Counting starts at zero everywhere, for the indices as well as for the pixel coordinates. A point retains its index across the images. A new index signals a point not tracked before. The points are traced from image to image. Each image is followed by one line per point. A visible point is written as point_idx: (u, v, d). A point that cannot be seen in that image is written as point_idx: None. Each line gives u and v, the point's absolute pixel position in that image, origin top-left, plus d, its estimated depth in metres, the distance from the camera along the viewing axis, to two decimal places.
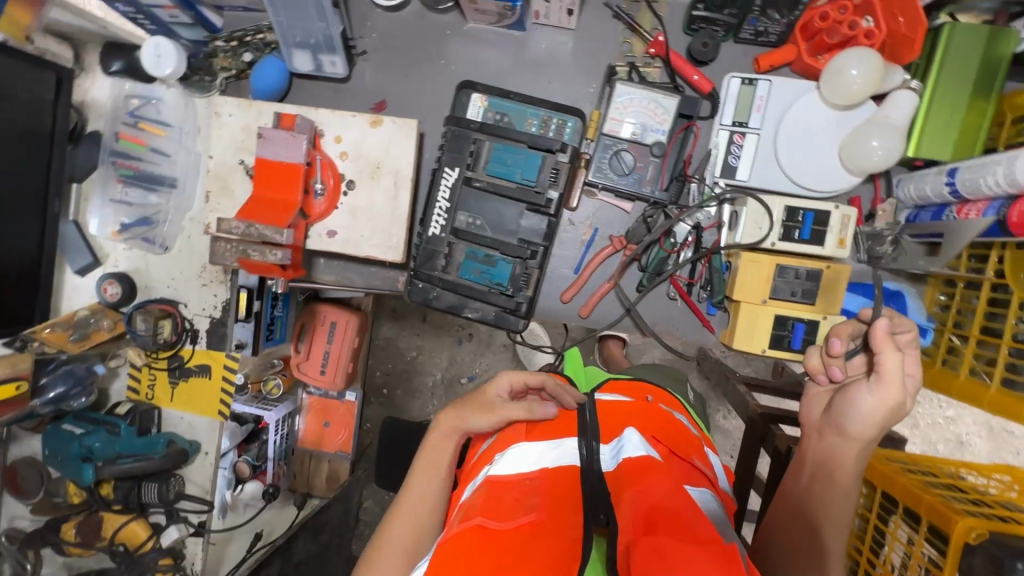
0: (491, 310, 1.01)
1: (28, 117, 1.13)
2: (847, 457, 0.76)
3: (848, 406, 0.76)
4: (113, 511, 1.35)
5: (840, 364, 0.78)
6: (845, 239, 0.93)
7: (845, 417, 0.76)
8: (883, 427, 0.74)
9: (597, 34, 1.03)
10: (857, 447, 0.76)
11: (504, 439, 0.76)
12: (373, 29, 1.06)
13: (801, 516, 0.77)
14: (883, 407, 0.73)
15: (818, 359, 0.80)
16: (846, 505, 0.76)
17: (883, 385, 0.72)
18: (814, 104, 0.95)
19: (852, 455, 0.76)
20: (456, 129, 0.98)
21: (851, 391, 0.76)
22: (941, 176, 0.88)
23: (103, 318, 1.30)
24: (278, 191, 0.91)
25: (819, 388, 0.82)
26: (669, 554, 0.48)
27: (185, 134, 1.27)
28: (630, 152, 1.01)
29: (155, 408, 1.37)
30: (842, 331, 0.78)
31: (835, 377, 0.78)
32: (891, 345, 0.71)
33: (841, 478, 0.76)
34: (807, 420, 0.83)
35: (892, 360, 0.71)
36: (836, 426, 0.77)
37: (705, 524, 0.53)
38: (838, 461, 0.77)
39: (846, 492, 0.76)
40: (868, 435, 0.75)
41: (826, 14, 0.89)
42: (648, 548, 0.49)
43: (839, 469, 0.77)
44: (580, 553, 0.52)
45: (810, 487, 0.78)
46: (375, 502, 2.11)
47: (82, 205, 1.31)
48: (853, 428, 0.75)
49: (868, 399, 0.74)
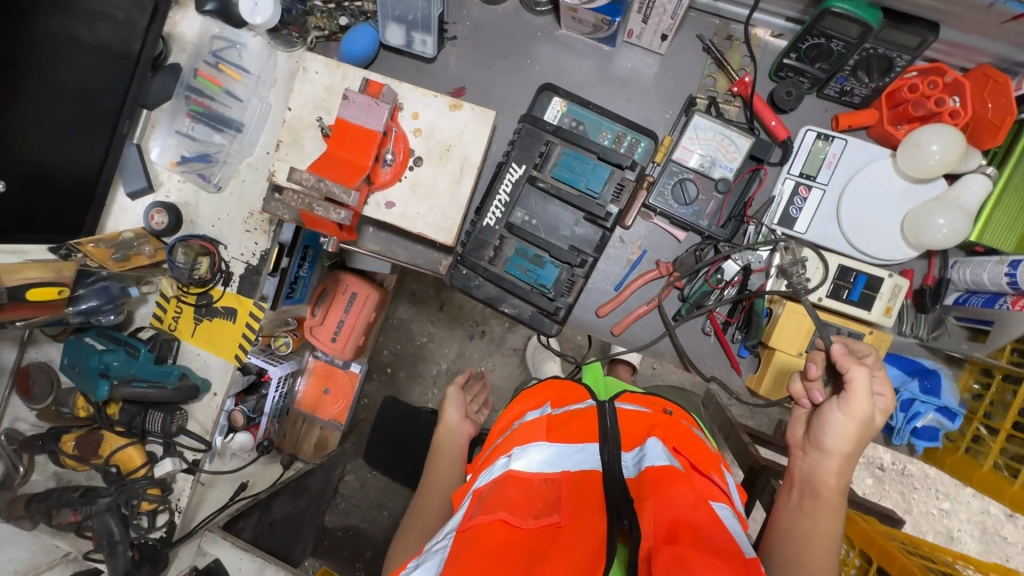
0: (528, 309, 1.04)
1: (120, 38, 1.18)
2: (828, 472, 0.80)
3: (823, 425, 0.79)
4: (115, 432, 1.37)
5: (820, 387, 0.82)
6: (892, 308, 0.98)
7: (821, 434, 0.79)
8: (857, 441, 0.77)
9: (683, 63, 1.06)
10: (838, 460, 0.79)
11: (522, 434, 0.72)
12: (467, 17, 1.09)
13: (793, 534, 0.80)
14: (854, 422, 0.76)
15: (799, 385, 0.83)
16: (830, 521, 0.79)
17: (850, 402, 0.76)
18: (886, 171, 0.97)
19: (834, 471, 0.79)
20: (530, 128, 1.00)
21: (823, 411, 0.79)
22: (1002, 265, 0.89)
23: (146, 244, 1.31)
24: (350, 153, 0.93)
25: (801, 410, 0.86)
26: (692, 560, 0.49)
27: (261, 83, 1.30)
28: (694, 183, 1.02)
29: (175, 340, 1.37)
30: (815, 356, 0.82)
31: (815, 400, 0.82)
32: (854, 362, 0.75)
33: (827, 494, 0.80)
34: (791, 440, 0.86)
35: (858, 377, 0.75)
36: (815, 444, 0.80)
37: (726, 540, 0.53)
38: (822, 477, 0.80)
39: (831, 505, 0.80)
40: (845, 448, 0.78)
41: (915, 86, 0.92)
42: (670, 556, 0.49)
43: (824, 484, 0.80)
44: (604, 556, 0.52)
45: (800, 505, 0.82)
46: (356, 478, 2.10)
47: (147, 130, 1.33)
48: (830, 444, 0.79)
49: (839, 417, 0.78)
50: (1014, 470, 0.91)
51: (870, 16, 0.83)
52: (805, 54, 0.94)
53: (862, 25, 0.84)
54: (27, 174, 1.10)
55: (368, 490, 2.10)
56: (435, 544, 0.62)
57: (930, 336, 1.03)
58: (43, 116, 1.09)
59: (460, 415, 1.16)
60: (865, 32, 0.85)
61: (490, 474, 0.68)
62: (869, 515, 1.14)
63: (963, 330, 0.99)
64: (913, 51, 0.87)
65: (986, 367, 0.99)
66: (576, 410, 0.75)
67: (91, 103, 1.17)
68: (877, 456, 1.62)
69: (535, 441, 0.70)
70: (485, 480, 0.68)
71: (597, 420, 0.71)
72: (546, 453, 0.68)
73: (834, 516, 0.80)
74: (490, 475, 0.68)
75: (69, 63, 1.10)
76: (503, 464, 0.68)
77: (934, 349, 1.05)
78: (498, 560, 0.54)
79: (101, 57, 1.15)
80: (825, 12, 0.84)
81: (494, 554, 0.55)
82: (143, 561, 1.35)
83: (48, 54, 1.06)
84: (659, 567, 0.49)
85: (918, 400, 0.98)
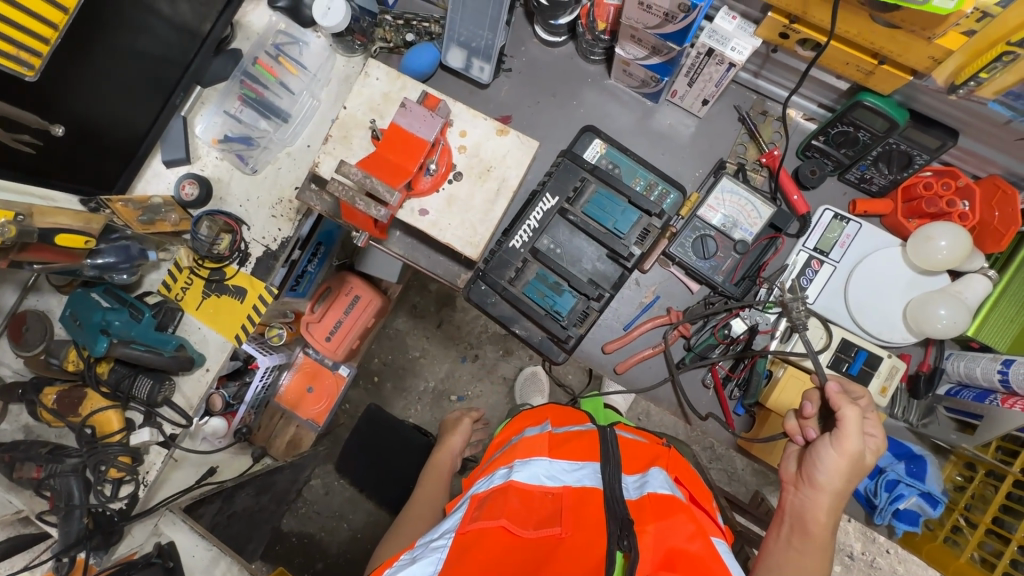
0: (539, 333, 1.09)
1: (194, 17, 1.26)
2: (820, 508, 0.82)
3: (815, 460, 0.83)
4: (99, 392, 1.34)
5: (814, 425, 0.87)
6: (887, 388, 1.02)
7: (814, 469, 0.83)
8: (848, 477, 0.81)
9: (717, 129, 1.14)
10: (829, 496, 0.82)
11: (525, 447, 0.82)
12: (524, 54, 1.18)
13: (781, 568, 0.81)
14: (844, 459, 0.80)
15: (794, 421, 0.89)
16: (818, 561, 0.81)
17: (842, 440, 0.80)
18: (895, 259, 1.04)
19: (825, 507, 0.82)
20: (569, 163, 1.06)
21: (816, 448, 0.83)
22: (996, 363, 0.94)
23: (172, 212, 1.33)
24: (398, 156, 0.97)
25: (793, 446, 0.90)
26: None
27: (316, 80, 1.36)
28: (714, 241, 1.08)
29: (180, 311, 1.37)
30: (811, 394, 0.88)
31: (808, 438, 0.87)
32: (847, 401, 0.81)
33: (817, 531, 0.82)
34: (783, 475, 0.89)
35: (850, 417, 0.80)
36: (808, 479, 0.84)
37: (717, 563, 0.63)
38: (813, 513, 0.82)
39: (821, 542, 0.82)
40: (835, 485, 0.82)
41: (929, 184, 1.00)
42: None
43: (814, 521, 0.82)
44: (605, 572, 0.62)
45: (789, 540, 0.83)
46: (321, 484, 2.05)
47: (197, 107, 1.38)
48: (822, 480, 0.82)
49: (830, 453, 0.81)
50: (989, 565, 0.98)
51: (898, 114, 0.91)
52: (832, 139, 1.02)
53: (889, 120, 0.92)
54: (74, 127, 1.13)
55: (331, 498, 2.04)
56: (429, 541, 0.70)
57: (920, 423, 1.09)
58: (107, 75, 1.14)
59: (462, 446, 1.20)
60: (891, 127, 0.92)
61: (491, 482, 0.78)
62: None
63: (952, 421, 1.05)
64: (932, 152, 0.94)
65: (970, 462, 1.05)
66: (576, 432, 0.85)
67: (154, 71, 1.23)
68: None
69: (538, 456, 0.79)
70: (485, 487, 0.77)
71: (599, 444, 0.81)
72: (546, 467, 0.77)
73: (821, 556, 0.81)
74: (490, 483, 0.77)
75: (144, 31, 1.17)
76: (504, 474, 0.77)
77: (922, 436, 1.11)
78: (503, 560, 0.65)
79: (167, 26, 1.21)
80: (857, 103, 0.92)
81: (496, 555, 0.65)
82: (95, 532, 1.30)
83: (129, 20, 1.12)
84: None
85: (903, 483, 1.04)
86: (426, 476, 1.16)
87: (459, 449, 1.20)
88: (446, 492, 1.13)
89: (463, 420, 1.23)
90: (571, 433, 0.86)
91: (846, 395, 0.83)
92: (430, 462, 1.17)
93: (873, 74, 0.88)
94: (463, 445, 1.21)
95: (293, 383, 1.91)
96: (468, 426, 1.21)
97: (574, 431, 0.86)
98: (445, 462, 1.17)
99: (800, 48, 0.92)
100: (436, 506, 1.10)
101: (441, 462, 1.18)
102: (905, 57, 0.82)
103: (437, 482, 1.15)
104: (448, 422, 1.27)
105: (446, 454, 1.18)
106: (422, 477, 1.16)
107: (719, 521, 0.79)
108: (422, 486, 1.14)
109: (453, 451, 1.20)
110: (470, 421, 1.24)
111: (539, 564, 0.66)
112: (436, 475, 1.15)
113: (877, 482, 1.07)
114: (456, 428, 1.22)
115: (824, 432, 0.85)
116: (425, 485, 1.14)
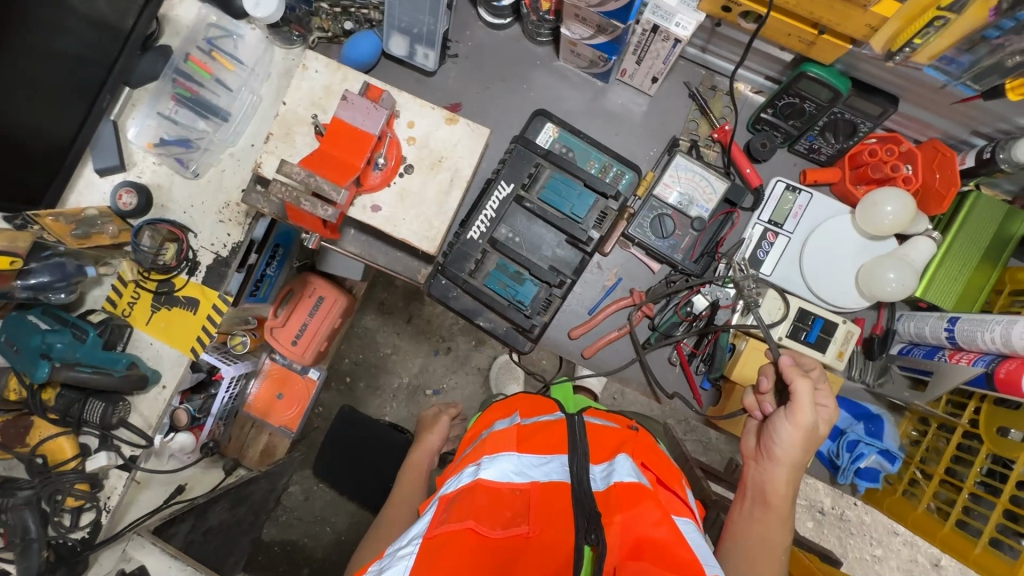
0: (503, 324, 1.08)
1: (113, 12, 1.16)
2: (778, 479, 0.87)
3: (773, 435, 0.87)
4: (47, 419, 1.26)
5: (770, 399, 0.92)
6: (843, 352, 1.05)
7: (772, 443, 0.87)
8: (803, 448, 0.85)
9: (668, 107, 1.14)
10: (786, 468, 0.87)
11: (492, 443, 0.81)
12: (470, 38, 1.15)
13: (747, 540, 0.86)
14: (798, 432, 0.85)
15: (752, 397, 0.93)
16: (780, 530, 0.86)
17: (796, 412, 0.85)
18: (846, 227, 1.06)
19: (783, 478, 0.87)
20: (522, 149, 1.04)
21: (773, 422, 0.87)
22: (942, 321, 1.00)
23: (109, 223, 1.26)
24: (343, 153, 0.93)
25: (752, 422, 0.94)
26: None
27: (254, 75, 1.28)
28: (672, 219, 1.08)
29: (128, 327, 1.30)
30: (766, 369, 0.93)
31: (765, 413, 0.91)
32: (799, 374, 0.84)
33: (776, 500, 0.87)
34: (744, 450, 0.94)
35: (802, 390, 0.84)
36: (766, 453, 0.88)
37: (683, 547, 0.66)
38: (773, 485, 0.87)
39: (781, 512, 0.87)
40: (792, 457, 0.86)
41: (874, 151, 1.02)
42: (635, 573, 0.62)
43: (773, 491, 0.87)
44: (573, 565, 0.64)
45: (752, 512, 0.88)
46: (300, 490, 2.01)
47: (128, 109, 1.29)
48: (779, 453, 0.86)
49: (785, 427, 0.86)
50: (944, 513, 1.01)
51: (840, 83, 0.92)
52: (780, 111, 1.03)
53: (832, 90, 0.94)
54: None
55: (311, 503, 2.00)
56: (398, 548, 0.68)
57: (876, 382, 1.14)
58: (22, 79, 1.06)
59: (440, 442, 1.20)
60: (835, 97, 0.94)
61: (459, 481, 0.77)
62: (811, 553, 1.26)
63: (905, 379, 1.10)
64: (875, 119, 0.97)
65: (923, 416, 1.11)
66: (545, 423, 0.86)
67: (71, 73, 1.14)
68: (818, 499, 1.79)
69: (506, 451, 0.79)
70: (453, 487, 0.77)
71: (567, 433, 0.83)
72: (514, 463, 0.78)
73: (781, 524, 0.87)
74: (459, 482, 0.77)
75: (62, 31, 1.10)
76: (473, 472, 0.77)
77: (878, 395, 1.15)
78: (473, 564, 0.64)
79: (82, 22, 1.13)
80: (801, 74, 0.93)
81: (466, 557, 0.64)
82: (58, 563, 1.24)
83: (40, 19, 1.04)
84: None
85: (863, 442, 1.09)
86: (403, 475, 1.14)
87: (437, 449, 1.19)
88: (422, 491, 1.12)
89: (441, 416, 1.23)
90: (540, 424, 0.87)
91: (798, 368, 0.86)
92: (407, 460, 1.16)
93: (815, 45, 0.88)
94: (439, 443, 1.20)
95: (262, 391, 1.86)
96: (445, 423, 1.20)
97: (544, 422, 0.87)
98: (421, 460, 1.16)
99: (743, 21, 0.92)
100: (412, 506, 1.09)
101: (418, 460, 1.17)
102: (843, 26, 0.82)
103: (414, 481, 1.13)
104: (424, 421, 1.26)
105: (423, 452, 1.17)
106: (400, 478, 1.14)
107: (686, 499, 0.81)
108: (400, 487, 1.13)
109: (430, 449, 1.19)
110: (448, 418, 1.23)
111: (510, 563, 0.66)
112: (413, 473, 1.14)
113: (839, 443, 1.11)
114: (435, 427, 1.21)
115: (779, 406, 0.89)
116: (400, 486, 1.13)
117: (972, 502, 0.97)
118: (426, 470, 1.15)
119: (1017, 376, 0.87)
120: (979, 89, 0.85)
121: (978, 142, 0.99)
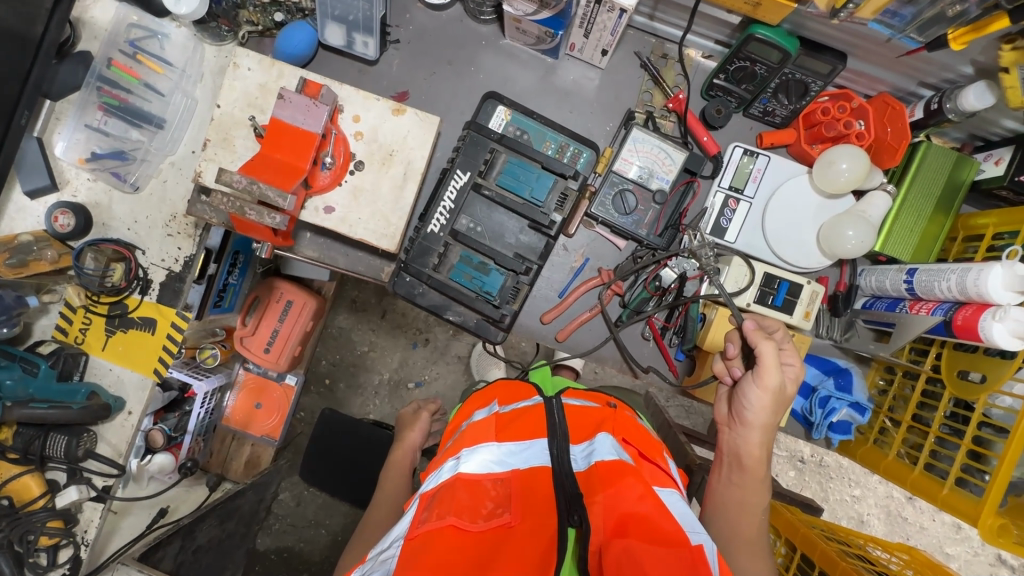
0: (474, 316, 1.05)
1: (16, 20, 1.05)
2: (752, 443, 0.89)
3: (743, 400, 0.89)
4: (7, 460, 1.21)
5: (739, 364, 0.94)
6: (810, 312, 1.07)
7: (743, 408, 0.89)
8: (773, 410, 0.87)
9: (621, 79, 1.12)
10: (759, 431, 0.89)
11: (471, 434, 0.80)
12: (411, 22, 1.10)
13: (727, 505, 0.90)
14: (766, 395, 0.86)
15: (721, 364, 0.95)
16: (756, 493, 0.90)
17: (763, 376, 0.86)
18: (803, 187, 1.07)
19: (756, 441, 0.89)
20: (475, 135, 1.02)
21: (743, 387, 0.89)
22: (901, 273, 1.03)
23: (47, 248, 1.17)
24: (287, 156, 0.89)
25: (724, 388, 0.97)
26: (638, 553, 0.60)
27: (186, 76, 1.19)
28: (633, 194, 1.09)
29: (83, 354, 1.24)
30: (733, 336, 0.94)
31: (735, 377, 0.94)
32: (763, 338, 0.86)
33: (751, 463, 0.90)
34: (719, 417, 0.96)
35: (767, 352, 0.85)
36: (739, 419, 0.90)
37: (666, 520, 0.66)
38: (748, 449, 0.90)
39: (758, 475, 0.90)
40: (763, 420, 0.88)
41: (827, 109, 1.02)
42: (618, 551, 0.62)
43: (749, 455, 0.90)
44: (558, 549, 0.64)
45: (731, 477, 0.92)
46: (291, 497, 1.98)
47: (52, 123, 1.19)
48: (751, 417, 0.89)
49: (754, 392, 0.87)
50: (913, 457, 1.06)
51: (789, 44, 0.92)
52: (732, 76, 1.02)
53: (782, 51, 0.93)
54: None
55: (303, 508, 1.98)
56: (381, 551, 0.68)
57: (843, 337, 1.16)
58: None
59: (422, 439, 1.20)
60: (784, 58, 0.93)
61: (439, 477, 0.76)
62: (792, 505, 1.31)
63: (870, 332, 1.14)
64: (824, 78, 0.97)
65: (889, 365, 1.15)
66: (524, 408, 0.85)
67: None
68: (798, 450, 1.86)
69: (484, 442, 0.78)
70: (433, 483, 0.76)
71: (545, 418, 0.82)
72: (494, 453, 0.77)
73: (759, 485, 0.90)
74: (439, 478, 0.76)
75: None
76: (452, 467, 0.76)
77: (846, 350, 1.19)
78: (456, 557, 0.64)
79: None
80: (750, 37, 0.92)
81: (450, 553, 0.64)
82: None
83: None
84: (611, 559, 0.62)
85: (833, 397, 1.12)
86: (386, 474, 1.14)
87: (421, 442, 1.19)
88: (407, 487, 1.12)
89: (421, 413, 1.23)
90: (518, 410, 0.85)
91: (761, 331, 0.88)
92: (390, 459, 1.15)
93: (760, 6, 0.87)
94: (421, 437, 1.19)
95: (240, 403, 1.80)
96: (426, 419, 1.20)
97: (522, 407, 0.85)
98: (405, 458, 1.15)
99: None
100: (396, 504, 1.09)
101: (400, 458, 1.16)
102: None
103: (398, 477, 1.13)
104: (404, 419, 1.25)
105: (405, 450, 1.17)
106: (383, 477, 1.13)
107: (670, 470, 0.82)
108: (383, 486, 1.12)
109: (412, 446, 1.18)
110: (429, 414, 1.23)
111: (492, 554, 0.66)
112: (396, 472, 1.13)
113: (811, 400, 1.14)
114: (416, 421, 1.21)
115: (747, 370, 0.91)
116: (384, 483, 1.12)
117: (938, 444, 1.01)
118: (409, 468, 1.14)
119: (974, 321, 0.91)
120: (923, 41, 0.85)
121: (926, 92, 1.01)
